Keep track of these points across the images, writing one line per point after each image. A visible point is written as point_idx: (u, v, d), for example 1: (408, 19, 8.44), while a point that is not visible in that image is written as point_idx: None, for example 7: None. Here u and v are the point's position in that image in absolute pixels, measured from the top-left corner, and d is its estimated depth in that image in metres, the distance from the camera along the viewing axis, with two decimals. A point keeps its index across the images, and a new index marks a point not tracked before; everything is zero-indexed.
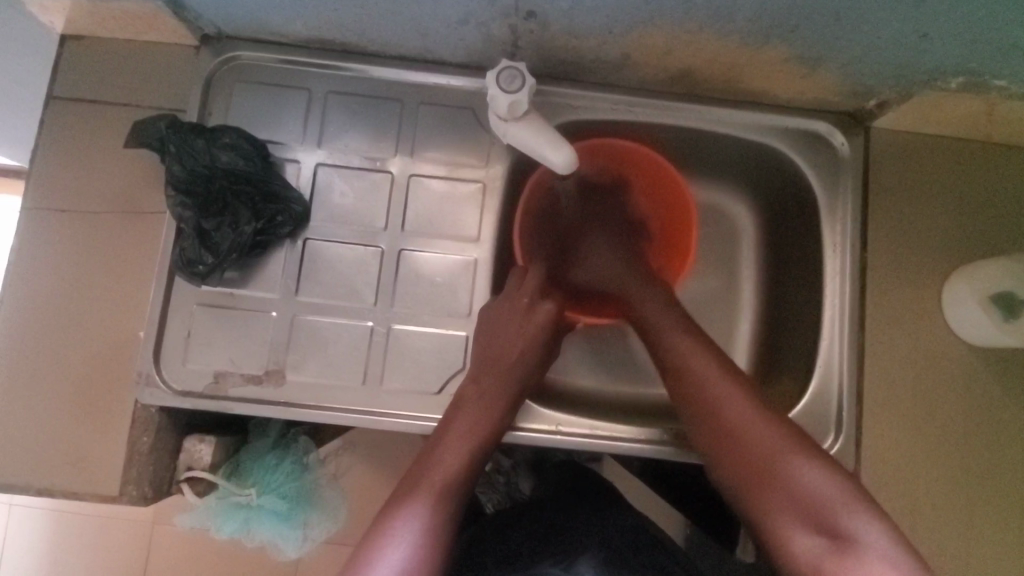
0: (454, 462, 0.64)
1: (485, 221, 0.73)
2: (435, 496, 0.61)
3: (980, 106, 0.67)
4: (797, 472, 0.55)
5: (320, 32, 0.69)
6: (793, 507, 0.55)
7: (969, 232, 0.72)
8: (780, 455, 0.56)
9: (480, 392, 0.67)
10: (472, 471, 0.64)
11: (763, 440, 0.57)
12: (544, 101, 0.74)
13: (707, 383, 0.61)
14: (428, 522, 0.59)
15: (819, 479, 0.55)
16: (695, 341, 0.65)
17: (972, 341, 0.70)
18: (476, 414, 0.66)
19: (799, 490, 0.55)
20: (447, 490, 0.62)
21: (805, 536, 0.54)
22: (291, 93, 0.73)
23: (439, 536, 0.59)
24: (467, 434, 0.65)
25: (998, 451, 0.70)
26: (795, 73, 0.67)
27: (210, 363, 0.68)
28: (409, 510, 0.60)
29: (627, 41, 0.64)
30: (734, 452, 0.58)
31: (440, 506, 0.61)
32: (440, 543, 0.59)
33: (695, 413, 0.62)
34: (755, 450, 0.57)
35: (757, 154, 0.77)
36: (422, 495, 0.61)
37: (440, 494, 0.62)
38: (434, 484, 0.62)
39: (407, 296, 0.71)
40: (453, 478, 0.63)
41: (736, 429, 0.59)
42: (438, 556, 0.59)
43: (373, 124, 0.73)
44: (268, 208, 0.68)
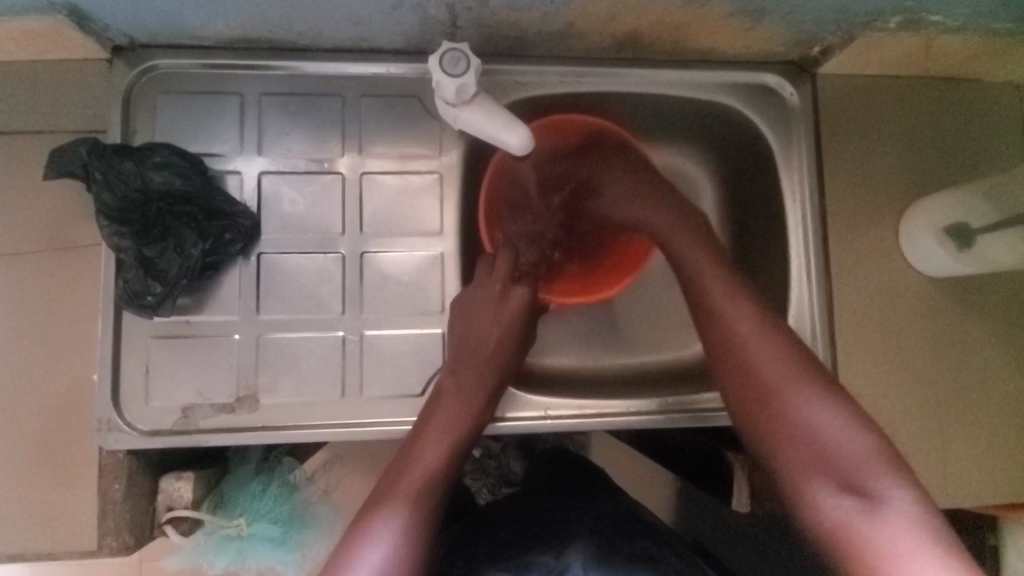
0: (433, 459, 0.62)
1: (447, 213, 0.70)
2: (414, 498, 0.60)
3: (919, 43, 0.68)
4: (823, 424, 0.56)
5: (243, 30, 0.64)
6: (814, 458, 0.56)
7: (918, 169, 0.74)
8: (807, 401, 0.57)
9: (457, 387, 0.65)
10: (450, 469, 0.63)
11: (802, 393, 0.58)
12: (491, 81, 0.71)
13: (735, 320, 0.63)
14: (408, 524, 0.58)
15: (847, 433, 0.56)
16: (734, 288, 0.65)
17: (930, 272, 0.73)
18: (457, 411, 0.65)
19: (824, 444, 0.56)
20: (426, 489, 0.61)
21: (824, 488, 0.55)
22: (222, 99, 0.68)
23: (421, 535, 0.58)
24: (445, 431, 0.64)
25: (964, 374, 0.73)
26: (740, 27, 0.66)
27: (176, 397, 0.65)
28: (387, 513, 0.58)
29: (570, 10, 0.62)
30: (757, 387, 0.60)
31: (419, 508, 0.59)
32: (420, 546, 0.58)
33: (727, 356, 0.62)
34: (779, 386, 0.59)
35: (710, 112, 0.77)
36: (400, 499, 0.59)
37: (419, 494, 0.60)
38: (416, 485, 0.61)
39: (376, 299, 0.68)
40: (435, 476, 0.62)
41: (775, 380, 0.59)
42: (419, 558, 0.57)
43: (315, 123, 0.69)
44: (214, 226, 0.64)
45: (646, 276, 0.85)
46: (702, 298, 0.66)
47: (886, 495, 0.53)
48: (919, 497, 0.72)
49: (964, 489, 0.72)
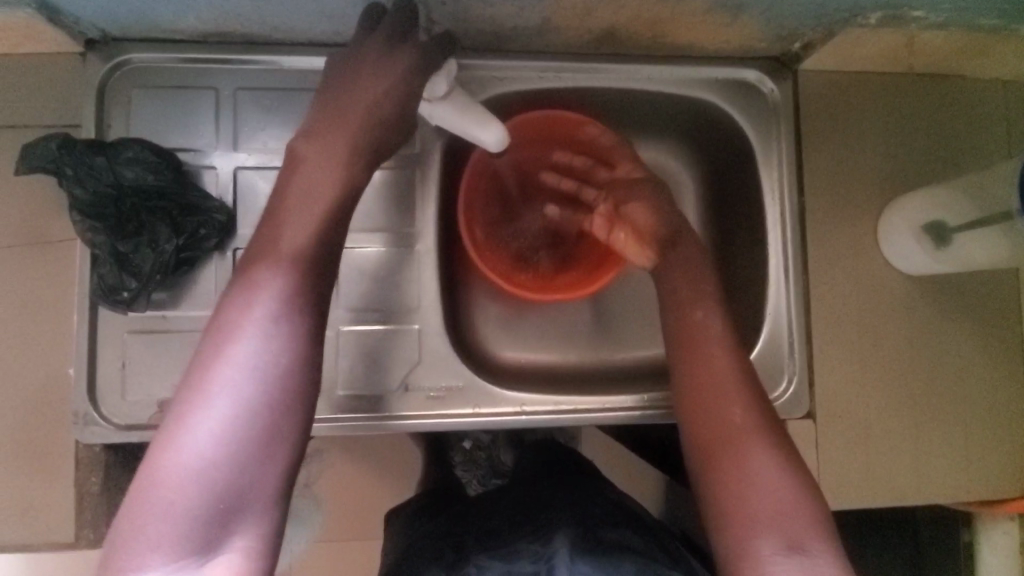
0: (295, 238, 0.56)
1: (426, 184, 0.70)
2: (283, 290, 0.53)
3: (900, 39, 0.67)
4: (767, 479, 0.57)
5: (217, 24, 0.64)
6: (761, 512, 0.56)
7: (898, 165, 0.73)
8: (756, 449, 0.59)
9: (323, 151, 0.59)
10: (322, 251, 0.56)
11: (760, 447, 0.59)
12: (468, 76, 0.71)
13: (712, 353, 0.64)
14: (270, 306, 0.52)
15: (791, 488, 0.57)
16: (715, 321, 0.66)
17: (906, 270, 0.72)
18: (335, 181, 0.59)
19: (765, 494, 0.57)
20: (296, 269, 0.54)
21: (763, 542, 0.54)
22: (196, 94, 0.67)
23: (294, 345, 0.51)
24: (325, 211, 0.58)
25: (939, 372, 0.73)
26: (719, 22, 0.66)
27: (151, 392, 0.65)
28: (246, 311, 0.51)
29: (546, 6, 0.61)
30: (717, 426, 0.61)
31: (297, 286, 0.54)
32: (298, 345, 0.52)
33: (693, 387, 0.64)
34: (734, 426, 0.60)
35: (692, 107, 0.77)
36: (262, 290, 0.52)
37: (287, 286, 0.53)
38: (285, 263, 0.54)
39: (352, 296, 0.68)
40: (312, 254, 0.55)
41: (740, 431, 0.60)
42: (301, 338, 0.52)
43: (291, 118, 0.69)
44: (188, 222, 0.64)
45: (628, 272, 0.85)
46: (682, 336, 0.66)
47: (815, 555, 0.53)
48: (892, 493, 0.72)
49: (938, 486, 0.73)
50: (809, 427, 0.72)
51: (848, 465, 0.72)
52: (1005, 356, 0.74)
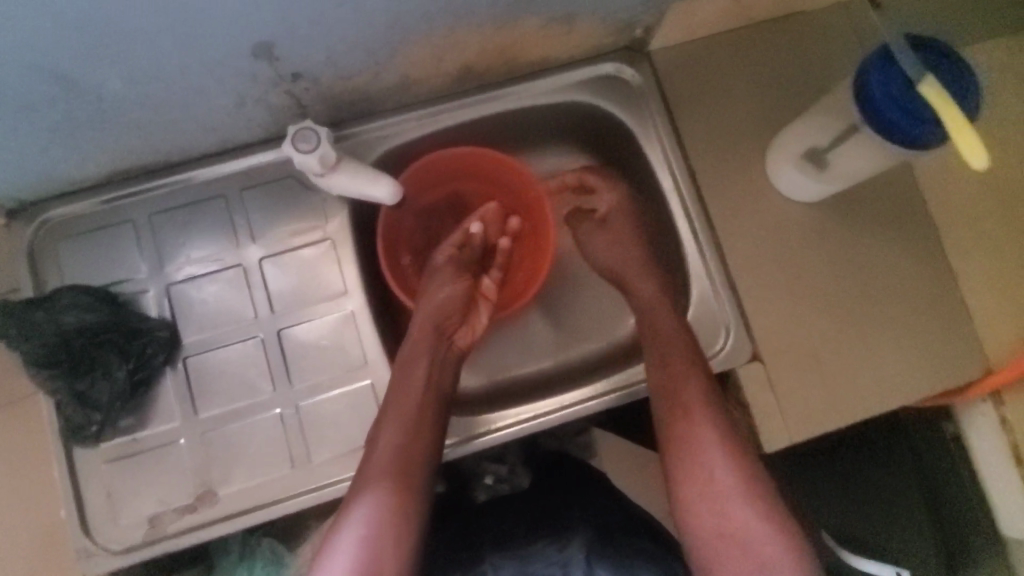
0: (386, 446, 0.66)
1: (342, 250, 0.75)
2: (380, 494, 0.63)
3: (726, 0, 0.73)
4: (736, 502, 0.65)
5: (117, 163, 0.70)
6: (732, 537, 0.64)
7: (769, 108, 0.78)
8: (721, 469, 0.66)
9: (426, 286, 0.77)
10: (410, 460, 0.65)
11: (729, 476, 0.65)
12: (354, 143, 0.76)
13: (681, 357, 0.71)
14: (374, 519, 0.62)
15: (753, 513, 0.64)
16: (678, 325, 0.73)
17: (802, 199, 0.76)
18: (449, 290, 0.76)
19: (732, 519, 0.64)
20: (386, 476, 0.64)
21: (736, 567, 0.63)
22: (116, 230, 0.73)
23: (380, 542, 0.61)
24: (429, 338, 0.72)
25: (866, 283, 0.76)
26: (559, 33, 0.71)
27: (140, 509, 0.68)
28: (361, 492, 0.64)
29: (396, 63, 0.68)
30: (690, 443, 0.68)
31: (393, 482, 0.64)
32: (394, 532, 0.62)
33: (665, 397, 0.70)
34: (705, 439, 0.67)
35: (570, 111, 0.82)
36: (367, 491, 0.63)
37: (383, 499, 0.63)
38: (380, 471, 0.64)
39: (303, 370, 0.72)
40: (400, 458, 0.65)
41: (712, 469, 0.66)
42: (388, 518, 0.62)
43: (206, 227, 0.74)
44: (134, 345, 0.69)
45: (563, 274, 0.89)
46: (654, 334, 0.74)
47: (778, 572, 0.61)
48: (858, 408, 0.74)
49: (899, 388, 0.75)
50: (758, 368, 0.75)
51: (808, 394, 0.74)
52: (922, 249, 0.77)
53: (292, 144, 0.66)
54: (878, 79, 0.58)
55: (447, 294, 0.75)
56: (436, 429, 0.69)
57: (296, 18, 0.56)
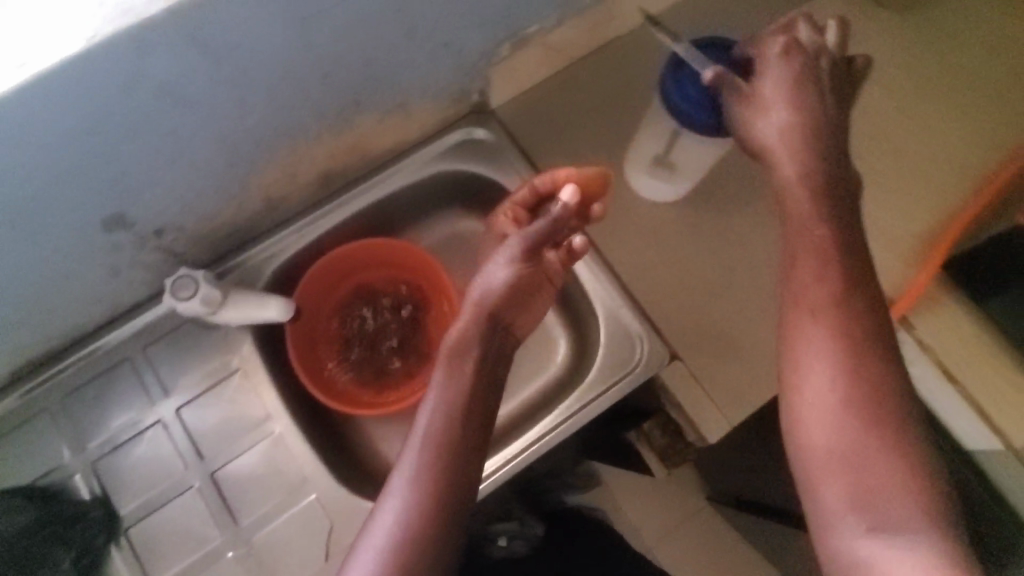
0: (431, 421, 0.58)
1: (256, 375, 0.76)
2: (411, 474, 0.56)
3: (541, 49, 0.79)
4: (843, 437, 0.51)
5: (14, 360, 0.72)
6: (854, 472, 0.50)
7: (615, 126, 0.83)
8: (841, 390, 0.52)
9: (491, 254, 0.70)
10: (459, 446, 0.58)
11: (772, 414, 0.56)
12: (241, 271, 0.78)
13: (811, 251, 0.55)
14: (406, 503, 0.55)
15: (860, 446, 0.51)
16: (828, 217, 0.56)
17: (670, 199, 0.80)
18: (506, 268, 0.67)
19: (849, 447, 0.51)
20: (442, 444, 0.57)
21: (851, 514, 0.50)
22: (31, 424, 0.74)
23: (405, 544, 0.53)
24: (474, 351, 0.63)
25: (754, 257, 0.80)
26: (399, 119, 0.77)
27: None
28: (400, 465, 0.57)
29: (254, 190, 0.72)
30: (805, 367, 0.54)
31: (437, 465, 0.56)
32: (422, 532, 0.54)
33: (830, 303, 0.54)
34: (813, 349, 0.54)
35: (439, 181, 0.85)
36: (409, 456, 0.57)
37: (426, 469, 0.56)
38: (422, 449, 0.57)
39: (248, 504, 0.72)
40: (448, 445, 0.57)
41: (818, 380, 0.53)
42: (421, 509, 0.54)
43: (119, 393, 0.75)
44: (72, 534, 0.69)
45: None
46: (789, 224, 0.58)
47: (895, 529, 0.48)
48: None
49: None
50: (678, 366, 0.77)
51: (732, 376, 0.77)
52: None
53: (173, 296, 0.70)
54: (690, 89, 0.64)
55: (508, 280, 0.66)
56: (487, 421, 0.60)
57: (133, 183, 0.60)
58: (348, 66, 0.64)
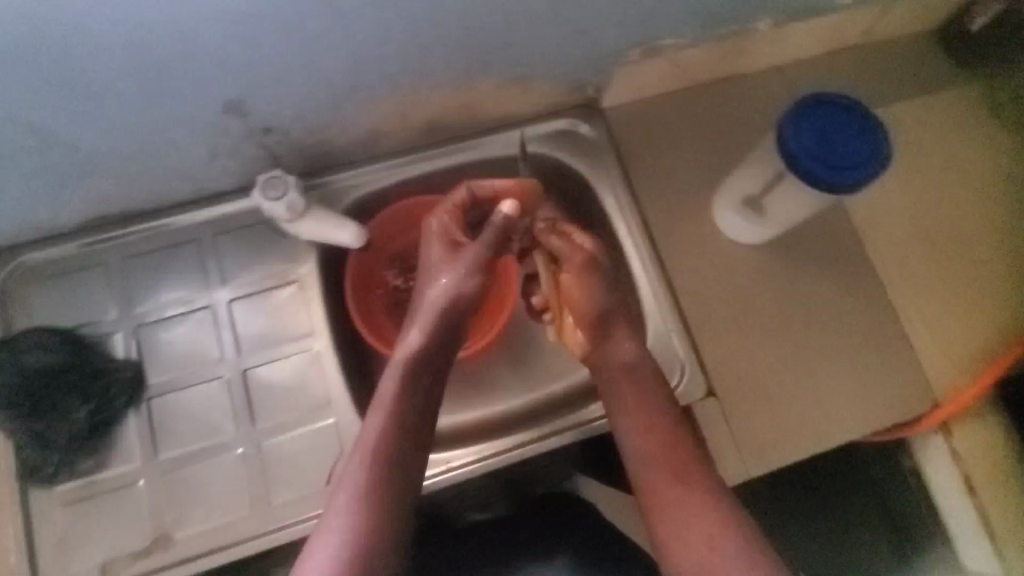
0: (376, 428, 0.59)
1: (310, 290, 0.78)
2: (353, 494, 0.56)
3: (667, 64, 0.80)
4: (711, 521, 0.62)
5: (92, 209, 0.74)
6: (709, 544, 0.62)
7: (714, 158, 0.84)
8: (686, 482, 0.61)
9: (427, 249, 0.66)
10: (405, 446, 0.59)
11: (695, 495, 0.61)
12: (324, 191, 0.80)
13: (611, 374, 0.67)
14: (348, 524, 0.55)
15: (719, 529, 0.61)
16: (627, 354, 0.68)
17: (747, 242, 0.81)
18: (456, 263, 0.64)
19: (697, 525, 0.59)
20: (373, 468, 0.57)
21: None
22: (88, 274, 0.75)
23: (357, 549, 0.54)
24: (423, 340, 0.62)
25: (811, 319, 0.80)
26: (515, 92, 0.78)
27: (93, 555, 0.67)
28: (341, 486, 0.57)
29: (363, 117, 0.73)
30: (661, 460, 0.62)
31: (379, 470, 0.57)
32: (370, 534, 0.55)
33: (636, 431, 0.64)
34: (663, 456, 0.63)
35: (530, 163, 0.87)
36: (350, 475, 0.57)
37: (368, 484, 0.56)
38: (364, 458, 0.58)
39: (268, 410, 0.73)
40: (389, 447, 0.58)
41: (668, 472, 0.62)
42: (364, 520, 0.55)
43: (178, 270, 0.77)
44: (96, 386, 0.70)
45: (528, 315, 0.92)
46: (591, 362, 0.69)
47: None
48: (810, 442, 0.77)
49: (848, 421, 0.78)
50: (713, 404, 0.77)
51: (762, 428, 0.76)
52: (863, 288, 0.82)
53: (263, 191, 0.70)
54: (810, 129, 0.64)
55: (462, 279, 0.63)
56: (428, 433, 0.61)
57: (261, 75, 0.61)
58: (490, 26, 0.65)
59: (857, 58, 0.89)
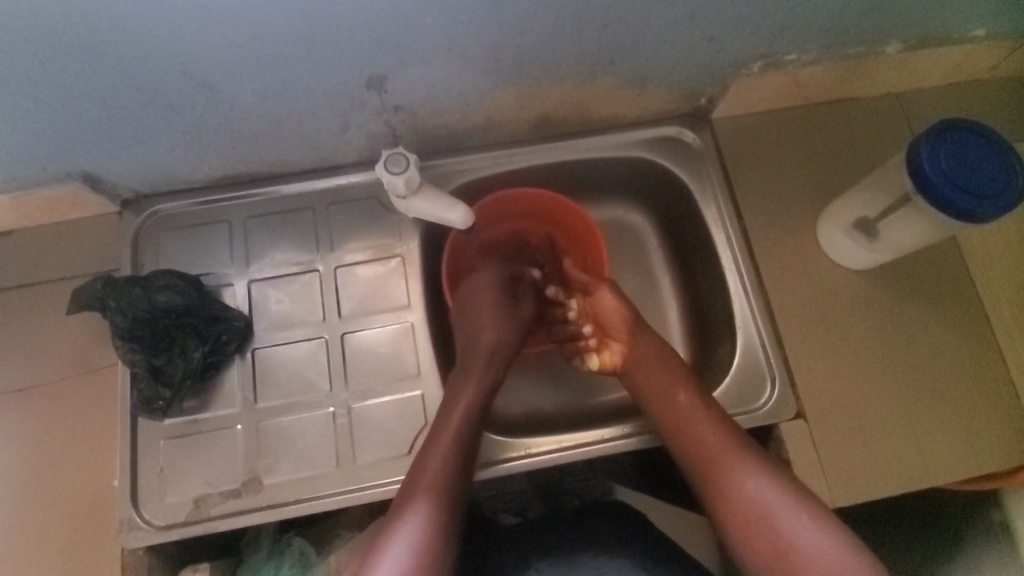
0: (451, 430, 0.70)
1: (411, 266, 0.81)
2: (420, 497, 0.65)
3: (786, 80, 0.80)
4: (762, 492, 0.64)
5: (225, 169, 0.79)
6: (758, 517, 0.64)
7: (820, 179, 0.83)
8: (724, 462, 0.67)
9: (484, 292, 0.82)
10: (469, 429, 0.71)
11: (773, 503, 0.64)
12: (434, 174, 0.84)
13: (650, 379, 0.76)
14: (420, 538, 0.63)
15: (768, 495, 0.64)
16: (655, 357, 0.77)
17: (851, 266, 0.79)
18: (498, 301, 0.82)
19: (746, 493, 0.65)
20: (438, 489, 0.66)
21: (790, 545, 0.62)
22: (212, 228, 0.81)
23: (437, 530, 0.64)
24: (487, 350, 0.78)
25: (911, 353, 0.77)
26: (630, 94, 0.80)
27: (188, 490, 0.71)
28: (408, 503, 0.65)
29: (484, 105, 0.76)
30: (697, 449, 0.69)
31: (448, 459, 0.68)
32: (444, 509, 0.65)
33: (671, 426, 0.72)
34: (706, 443, 0.69)
35: (632, 167, 0.88)
36: (418, 488, 0.66)
37: (437, 469, 0.67)
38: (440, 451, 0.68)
39: (361, 374, 0.76)
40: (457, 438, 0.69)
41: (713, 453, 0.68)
42: (439, 499, 0.66)
43: (292, 233, 0.81)
44: (212, 330, 0.75)
45: None
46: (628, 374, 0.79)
47: (805, 546, 0.61)
48: (903, 481, 0.73)
49: (945, 463, 0.74)
50: (802, 426, 0.75)
51: (852, 458, 0.74)
52: (971, 327, 0.78)
53: (385, 166, 0.73)
54: (947, 150, 0.64)
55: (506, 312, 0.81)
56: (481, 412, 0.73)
57: (409, 54, 0.65)
58: (624, 25, 0.67)
59: (983, 91, 0.86)
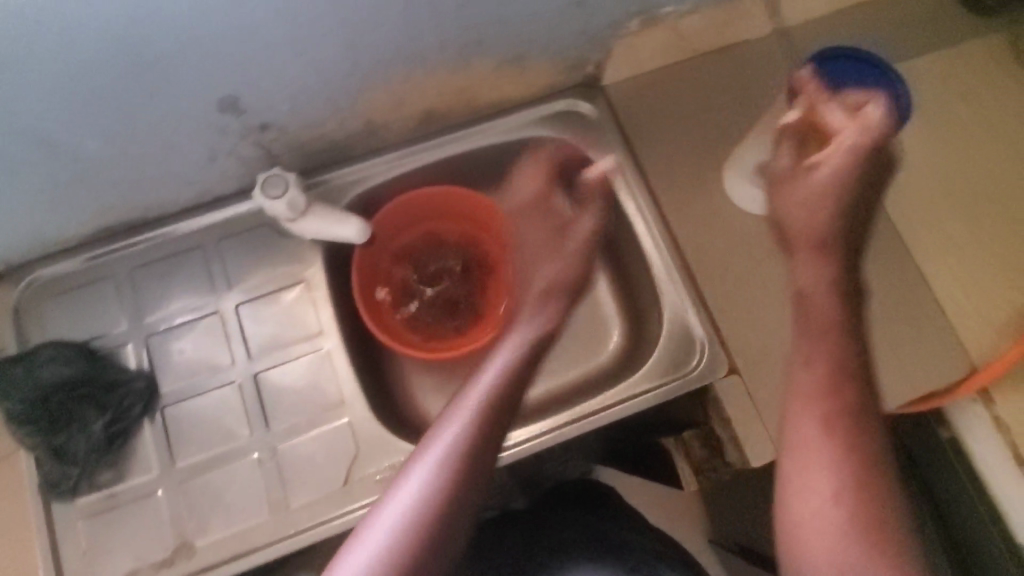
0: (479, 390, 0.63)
1: (316, 290, 0.77)
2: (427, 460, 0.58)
3: (666, 33, 0.77)
4: (812, 425, 0.61)
5: (98, 221, 0.74)
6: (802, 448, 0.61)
7: (721, 128, 0.81)
8: (812, 375, 0.63)
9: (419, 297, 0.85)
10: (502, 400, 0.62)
11: (815, 425, 0.61)
12: (325, 190, 0.79)
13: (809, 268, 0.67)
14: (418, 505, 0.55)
15: (811, 432, 0.61)
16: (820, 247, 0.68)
17: (760, 212, 0.79)
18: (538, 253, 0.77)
19: (800, 418, 0.62)
20: (449, 455, 0.57)
21: (810, 483, 0.60)
22: (97, 287, 0.75)
23: (438, 504, 0.55)
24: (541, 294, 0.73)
25: None
26: (511, 73, 0.77)
27: (116, 568, 0.67)
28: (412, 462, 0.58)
29: (359, 109, 0.72)
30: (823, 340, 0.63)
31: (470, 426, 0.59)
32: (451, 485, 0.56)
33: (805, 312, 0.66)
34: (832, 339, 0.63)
35: (532, 147, 0.85)
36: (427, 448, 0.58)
37: (456, 435, 0.59)
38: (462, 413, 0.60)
39: (281, 412, 0.72)
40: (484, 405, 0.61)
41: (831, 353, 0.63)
42: (448, 469, 0.57)
43: (184, 278, 0.76)
44: (111, 397, 0.70)
45: None
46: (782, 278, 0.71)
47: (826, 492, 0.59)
48: None
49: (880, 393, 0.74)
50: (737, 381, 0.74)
51: None
52: (886, 253, 0.78)
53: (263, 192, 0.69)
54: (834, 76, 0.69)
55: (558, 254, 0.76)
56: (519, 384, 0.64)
57: (256, 69, 0.61)
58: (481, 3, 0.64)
59: (870, 15, 0.85)
